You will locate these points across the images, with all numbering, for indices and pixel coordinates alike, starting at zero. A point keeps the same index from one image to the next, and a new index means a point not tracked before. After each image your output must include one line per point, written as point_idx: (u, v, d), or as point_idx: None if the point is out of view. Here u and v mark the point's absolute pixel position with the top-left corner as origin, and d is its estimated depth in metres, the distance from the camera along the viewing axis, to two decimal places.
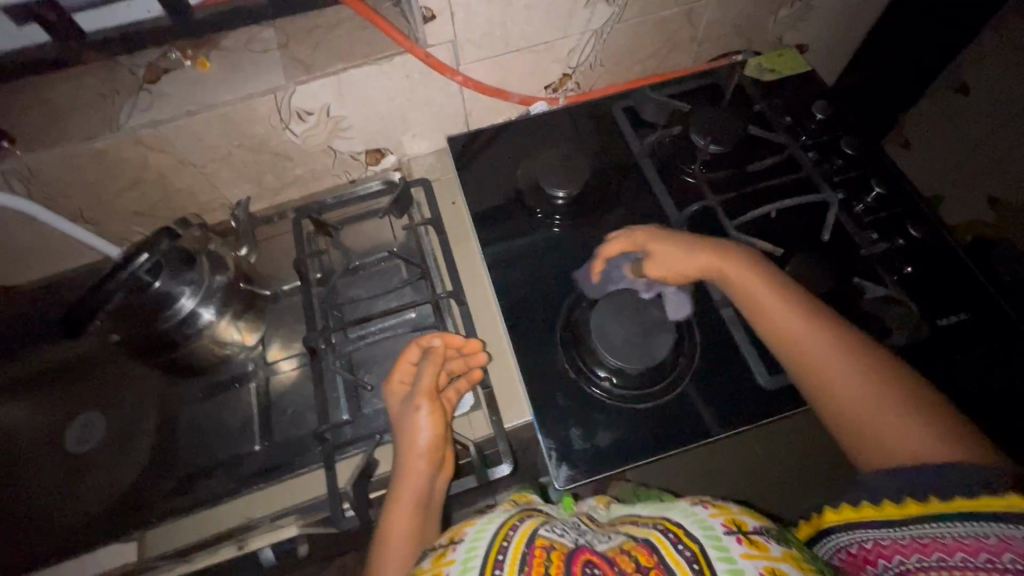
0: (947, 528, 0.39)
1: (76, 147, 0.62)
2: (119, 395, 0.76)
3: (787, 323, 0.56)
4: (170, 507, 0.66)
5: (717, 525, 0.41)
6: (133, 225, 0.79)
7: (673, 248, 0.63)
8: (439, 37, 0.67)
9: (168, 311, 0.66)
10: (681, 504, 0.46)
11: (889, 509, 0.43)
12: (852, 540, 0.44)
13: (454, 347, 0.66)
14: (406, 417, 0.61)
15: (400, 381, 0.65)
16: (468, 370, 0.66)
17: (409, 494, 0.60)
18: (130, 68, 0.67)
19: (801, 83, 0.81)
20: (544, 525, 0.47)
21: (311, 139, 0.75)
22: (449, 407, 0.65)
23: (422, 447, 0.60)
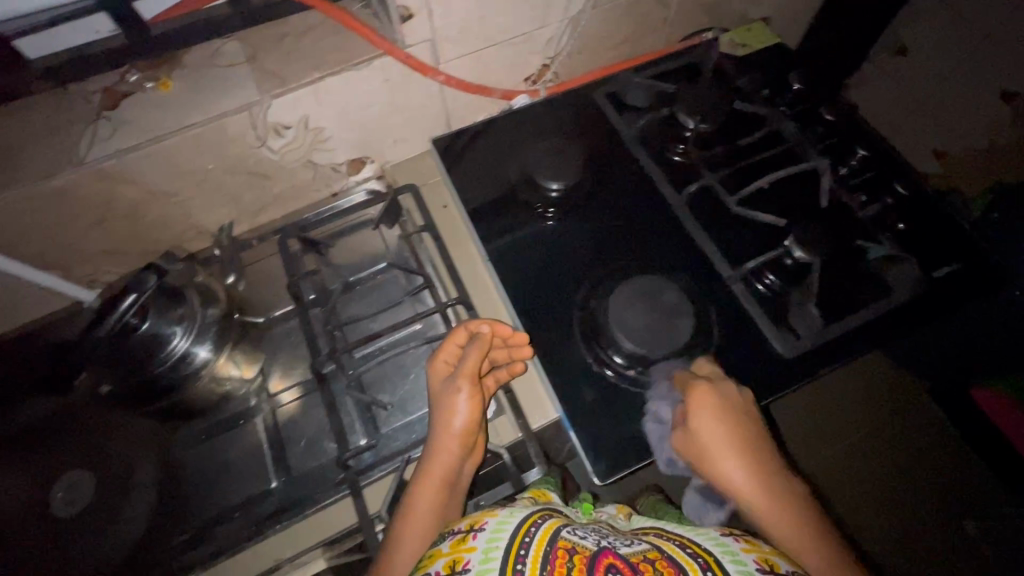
0: None
1: (36, 187, 0.57)
2: None
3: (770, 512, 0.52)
4: (187, 559, 0.62)
5: (747, 560, 0.43)
6: (102, 266, 0.73)
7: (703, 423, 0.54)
8: (416, 36, 0.65)
9: (160, 355, 0.62)
10: (713, 532, 0.48)
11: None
12: None
13: (501, 337, 0.63)
14: (445, 398, 0.59)
15: (445, 361, 0.62)
16: (510, 361, 0.65)
17: (436, 472, 0.58)
18: (83, 95, 0.60)
19: (773, 55, 0.83)
20: (566, 525, 0.47)
21: (290, 155, 0.71)
22: (486, 393, 0.63)
23: (457, 430, 0.58)
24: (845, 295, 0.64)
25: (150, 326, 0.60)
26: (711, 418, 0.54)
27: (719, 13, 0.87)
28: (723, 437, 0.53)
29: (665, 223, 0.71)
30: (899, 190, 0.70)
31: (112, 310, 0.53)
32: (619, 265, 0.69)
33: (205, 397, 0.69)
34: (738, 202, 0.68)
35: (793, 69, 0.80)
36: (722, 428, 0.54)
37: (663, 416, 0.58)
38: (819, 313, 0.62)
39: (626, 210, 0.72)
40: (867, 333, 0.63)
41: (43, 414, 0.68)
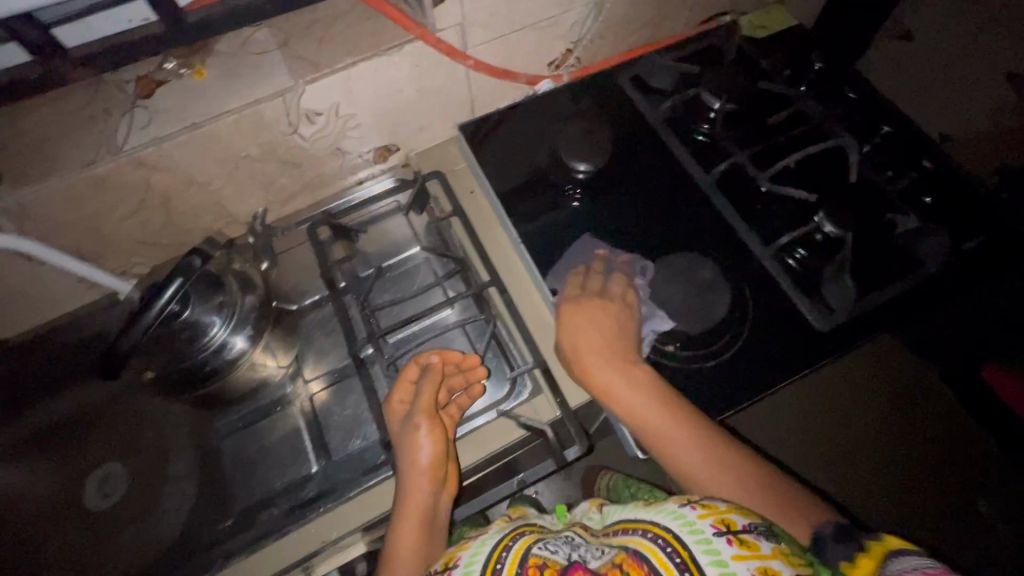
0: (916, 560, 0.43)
1: (76, 176, 0.58)
2: (150, 439, 0.71)
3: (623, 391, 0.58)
4: (231, 546, 0.62)
5: (706, 528, 0.43)
6: (135, 257, 0.74)
7: (578, 306, 0.64)
8: (446, 21, 0.65)
9: (203, 341, 0.66)
10: (670, 505, 0.46)
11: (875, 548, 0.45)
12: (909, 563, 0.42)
13: (453, 363, 0.66)
14: (406, 437, 0.60)
15: (401, 400, 0.63)
16: (467, 386, 0.66)
17: (412, 511, 0.59)
18: (117, 83, 0.58)
19: (793, 38, 0.83)
20: (537, 542, 0.47)
21: (319, 142, 0.71)
22: (450, 423, 0.65)
23: (422, 466, 0.59)
24: (876, 267, 0.65)
25: (189, 313, 0.63)
26: (584, 312, 0.63)
27: None
28: (599, 331, 0.62)
29: (693, 203, 0.72)
30: (925, 164, 0.71)
31: (155, 300, 0.53)
32: (649, 244, 0.70)
33: (242, 384, 0.70)
34: (769, 178, 0.69)
35: (814, 50, 0.80)
36: (597, 320, 0.62)
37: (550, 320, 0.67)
38: (852, 286, 0.62)
39: (654, 191, 0.73)
40: (899, 305, 0.64)
41: (99, 397, 0.73)
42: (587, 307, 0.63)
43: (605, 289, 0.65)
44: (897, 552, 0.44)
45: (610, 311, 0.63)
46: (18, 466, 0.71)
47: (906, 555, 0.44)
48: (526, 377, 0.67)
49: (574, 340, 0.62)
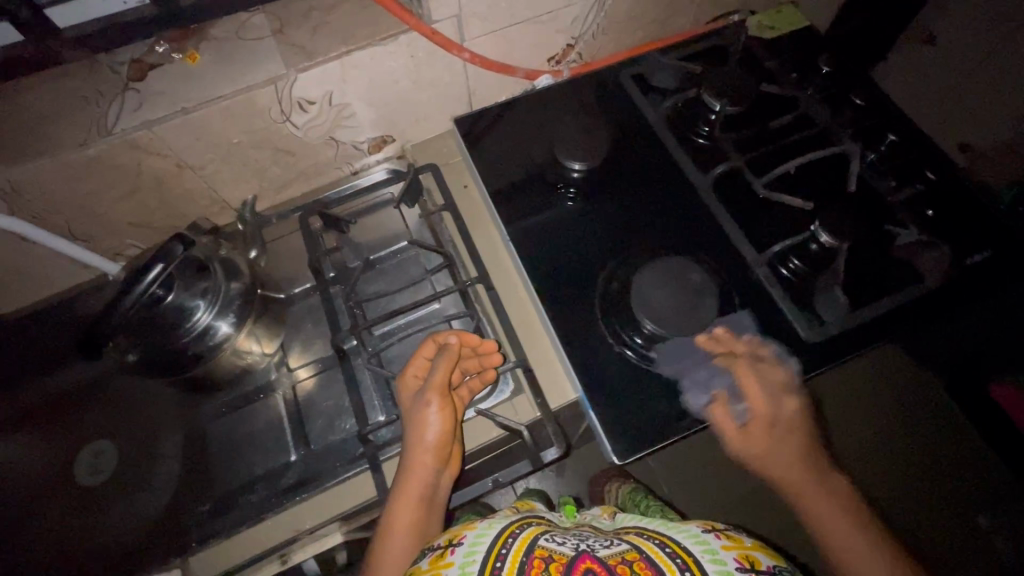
0: None
1: (66, 155, 0.57)
2: (138, 419, 0.72)
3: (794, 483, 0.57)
4: (210, 529, 0.62)
5: (729, 560, 0.42)
6: (128, 238, 0.74)
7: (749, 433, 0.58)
8: (444, 12, 0.64)
9: (186, 326, 0.63)
10: (694, 528, 0.47)
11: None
12: None
13: (470, 346, 0.64)
14: (415, 413, 0.60)
15: (414, 375, 0.64)
16: (482, 370, 0.64)
17: (412, 489, 0.59)
18: (110, 65, 0.59)
19: (804, 38, 0.81)
20: (545, 534, 0.47)
21: (313, 131, 0.71)
22: (460, 404, 0.65)
23: (428, 444, 0.59)
24: (870, 280, 0.64)
25: (174, 298, 0.61)
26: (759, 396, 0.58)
27: None
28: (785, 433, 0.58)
29: (691, 206, 0.70)
30: (930, 176, 0.68)
31: (137, 284, 0.53)
32: (641, 247, 0.68)
33: (228, 369, 0.70)
34: (765, 184, 0.68)
35: (824, 53, 0.78)
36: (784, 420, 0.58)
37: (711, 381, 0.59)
38: (845, 298, 0.62)
39: (649, 192, 0.72)
40: (894, 320, 0.62)
41: (92, 374, 0.74)
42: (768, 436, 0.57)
43: (776, 384, 0.59)
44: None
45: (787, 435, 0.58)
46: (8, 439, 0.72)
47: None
48: (509, 375, 0.67)
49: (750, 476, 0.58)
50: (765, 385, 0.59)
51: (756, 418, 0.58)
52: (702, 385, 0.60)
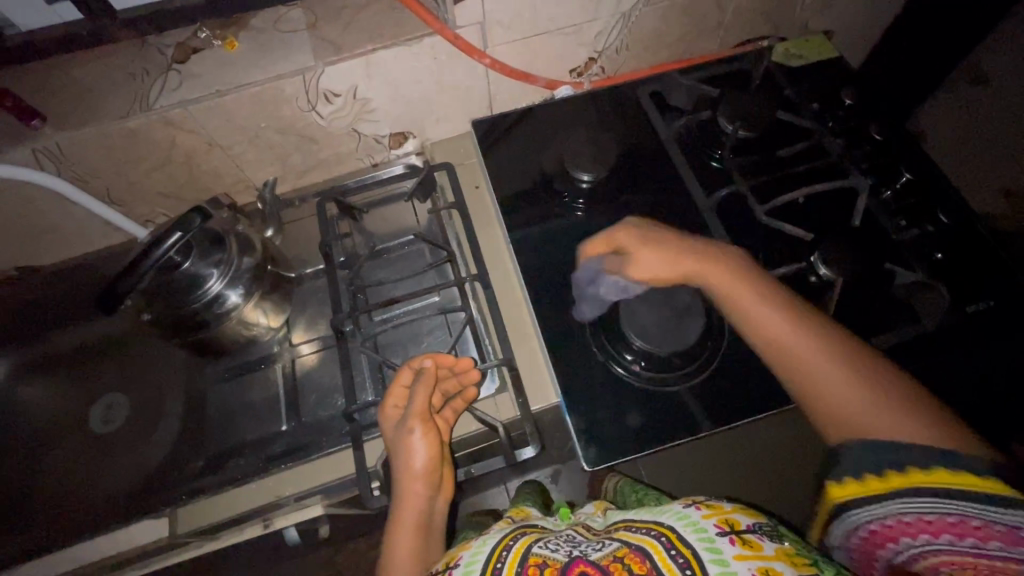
0: (934, 504, 0.40)
1: (109, 126, 0.63)
2: (158, 377, 0.79)
3: (714, 276, 0.58)
4: (200, 485, 0.66)
5: (710, 527, 0.45)
6: (159, 207, 0.80)
7: (678, 262, 0.59)
8: (467, 18, 0.66)
9: (197, 293, 0.66)
10: (676, 506, 0.49)
11: (872, 483, 0.42)
12: (888, 513, 0.41)
13: (447, 366, 0.64)
14: (401, 441, 0.60)
15: (394, 405, 0.63)
16: (462, 388, 0.65)
17: (409, 518, 0.61)
18: (158, 46, 0.65)
19: (830, 68, 0.80)
20: (538, 542, 0.49)
21: (337, 122, 0.75)
22: (446, 426, 0.65)
23: (417, 470, 0.61)
24: (868, 319, 0.63)
25: (190, 266, 0.65)
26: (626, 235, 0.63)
27: (781, 20, 0.84)
28: (679, 244, 0.61)
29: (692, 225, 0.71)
30: (942, 219, 0.66)
31: (154, 248, 0.58)
32: None
33: (235, 336, 0.74)
34: (767, 211, 0.68)
35: (849, 85, 0.77)
36: (666, 237, 0.62)
37: (591, 267, 0.65)
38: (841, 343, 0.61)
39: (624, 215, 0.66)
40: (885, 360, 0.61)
41: (123, 327, 0.82)
42: (703, 262, 0.59)
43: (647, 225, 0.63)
44: (922, 489, 0.40)
45: (726, 260, 0.59)
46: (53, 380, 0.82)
47: (915, 497, 0.40)
48: (495, 373, 0.69)
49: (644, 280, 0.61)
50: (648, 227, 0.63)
51: (634, 238, 0.62)
52: (591, 280, 0.65)
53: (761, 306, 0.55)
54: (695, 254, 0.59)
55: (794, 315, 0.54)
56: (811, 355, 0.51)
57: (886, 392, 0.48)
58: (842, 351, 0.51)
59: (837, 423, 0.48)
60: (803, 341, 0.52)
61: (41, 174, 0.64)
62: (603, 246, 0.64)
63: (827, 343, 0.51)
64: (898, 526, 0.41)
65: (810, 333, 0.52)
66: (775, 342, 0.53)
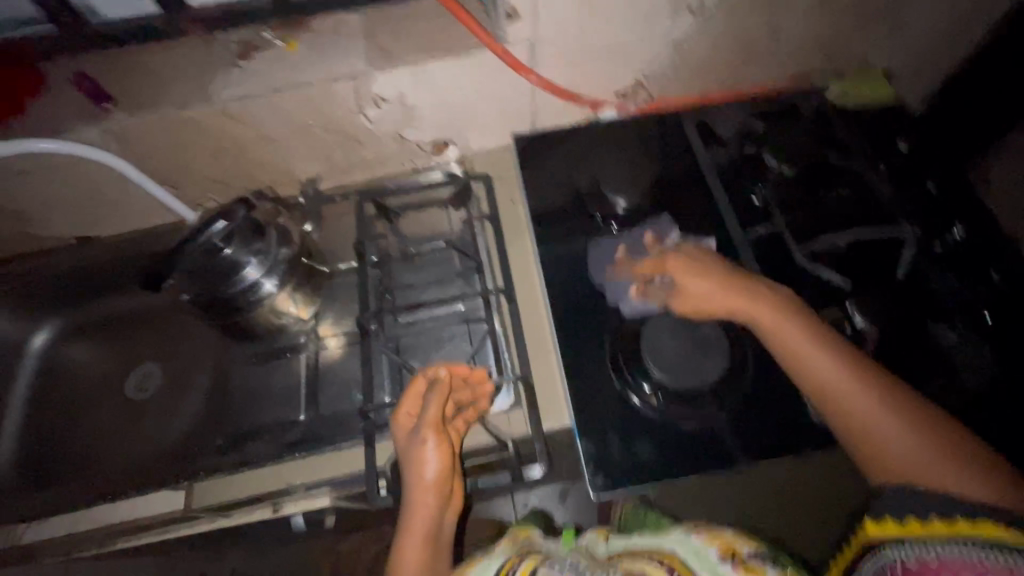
0: (959, 550, 0.43)
1: (171, 114, 0.66)
2: (195, 355, 0.83)
3: (764, 313, 0.59)
4: (218, 464, 0.69)
5: (713, 555, 0.49)
6: (208, 193, 0.83)
7: (725, 293, 0.61)
8: (518, 36, 0.67)
9: (234, 278, 0.70)
10: (679, 534, 0.53)
11: (915, 529, 0.46)
12: (910, 555, 0.45)
13: (460, 376, 0.66)
14: (413, 452, 0.62)
15: (408, 413, 0.64)
16: (474, 400, 0.66)
17: (419, 529, 0.62)
18: (224, 43, 0.70)
19: (888, 111, 0.77)
20: (542, 568, 0.51)
21: (383, 126, 0.77)
22: (457, 437, 0.65)
23: (429, 482, 0.62)
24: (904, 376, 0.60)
25: (231, 253, 0.68)
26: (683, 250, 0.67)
27: (840, 57, 0.82)
28: (719, 279, 0.62)
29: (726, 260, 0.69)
30: (994, 278, 0.64)
31: (201, 232, 0.61)
32: None
33: (263, 324, 0.78)
34: (804, 253, 0.67)
35: (906, 129, 0.75)
36: (706, 265, 0.64)
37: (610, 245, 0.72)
38: None
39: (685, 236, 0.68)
40: None
41: (167, 304, 0.87)
42: (740, 291, 0.61)
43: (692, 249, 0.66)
44: (961, 538, 0.43)
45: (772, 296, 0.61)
46: (97, 347, 0.87)
47: (956, 544, 0.43)
48: (510, 387, 0.67)
49: (687, 301, 0.63)
50: (700, 257, 0.66)
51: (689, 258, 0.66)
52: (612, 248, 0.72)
53: (815, 349, 0.56)
54: (757, 291, 0.61)
55: (848, 358, 0.55)
56: (862, 403, 0.53)
57: (920, 425, 0.52)
58: (896, 399, 0.53)
59: (886, 468, 0.51)
60: (854, 387, 0.54)
61: (77, 145, 0.64)
62: (651, 270, 0.67)
63: (882, 390, 0.54)
64: (940, 565, 0.43)
65: (862, 382, 0.54)
66: (824, 384, 0.55)
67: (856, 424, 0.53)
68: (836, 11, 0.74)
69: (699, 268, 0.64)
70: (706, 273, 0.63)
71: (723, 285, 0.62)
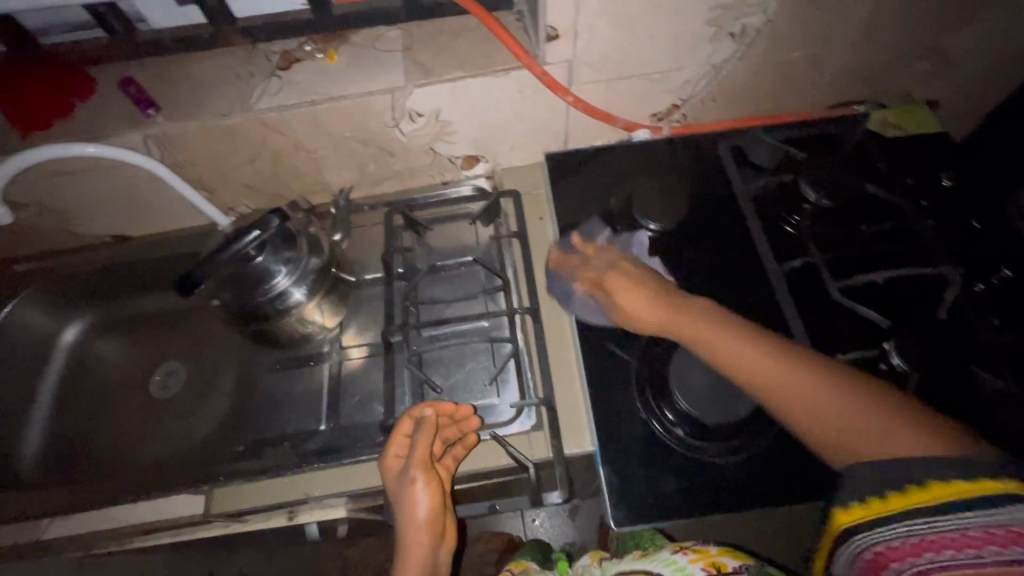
0: (933, 522, 0.41)
1: (212, 122, 0.67)
2: (221, 357, 0.84)
3: (693, 324, 0.59)
4: (238, 469, 0.69)
5: (697, 570, 0.48)
6: (242, 199, 0.84)
7: (655, 308, 0.62)
8: (557, 57, 0.67)
9: (265, 286, 0.72)
10: (664, 554, 0.53)
11: (887, 503, 0.43)
12: (884, 537, 0.42)
13: (447, 415, 0.65)
14: (403, 493, 0.61)
15: (395, 454, 0.63)
16: (463, 436, 0.65)
17: (412, 567, 0.62)
18: (267, 53, 0.71)
19: (931, 143, 0.76)
20: None
21: (415, 139, 0.77)
22: (448, 474, 0.64)
23: (422, 521, 0.62)
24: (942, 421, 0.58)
25: (262, 261, 0.70)
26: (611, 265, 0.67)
27: (882, 86, 0.80)
28: (646, 291, 0.63)
29: (759, 291, 0.68)
30: None
31: (237, 241, 0.61)
32: None
33: (290, 331, 0.79)
34: (840, 288, 0.65)
35: (949, 164, 0.73)
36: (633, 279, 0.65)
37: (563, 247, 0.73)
38: None
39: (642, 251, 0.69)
40: None
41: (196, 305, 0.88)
42: (665, 303, 0.62)
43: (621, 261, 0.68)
44: (931, 507, 0.41)
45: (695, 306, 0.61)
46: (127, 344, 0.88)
47: (932, 514, 0.41)
48: (531, 409, 0.66)
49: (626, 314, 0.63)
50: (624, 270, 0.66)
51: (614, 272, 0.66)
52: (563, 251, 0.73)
53: (746, 349, 0.56)
54: (679, 301, 0.62)
55: (779, 353, 0.55)
56: (802, 390, 0.52)
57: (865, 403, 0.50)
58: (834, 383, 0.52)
59: (851, 454, 0.49)
60: (790, 380, 0.53)
61: (130, 151, 0.65)
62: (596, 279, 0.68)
63: (817, 376, 0.52)
64: (922, 543, 0.41)
65: (796, 371, 0.53)
66: (763, 382, 0.54)
67: (799, 409, 0.52)
68: (881, 40, 0.72)
69: (625, 282, 0.64)
70: (633, 286, 0.64)
71: (648, 296, 0.63)
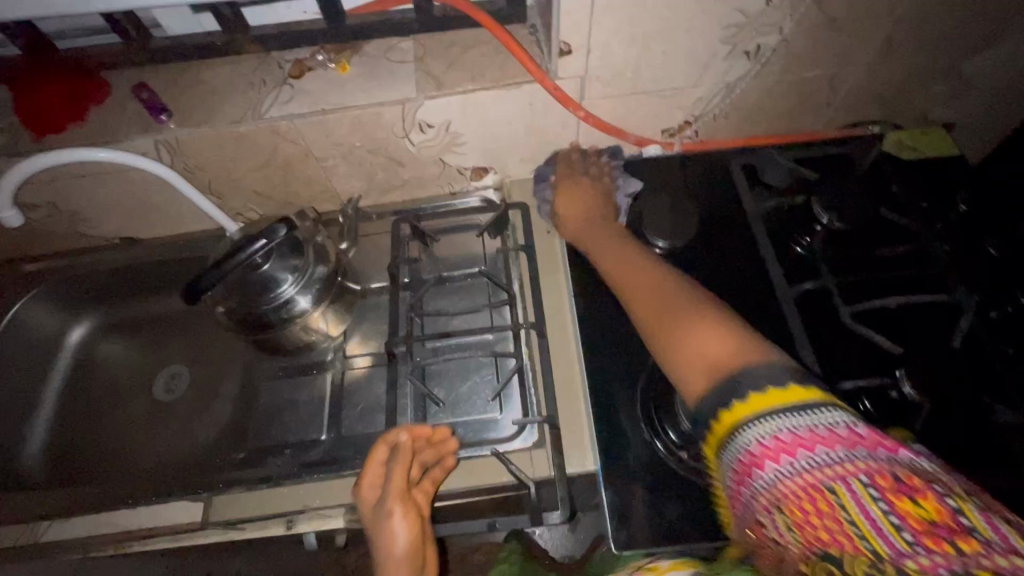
0: (789, 422, 0.36)
1: (223, 129, 0.68)
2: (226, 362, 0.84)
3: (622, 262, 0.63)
4: (238, 477, 0.68)
5: None
6: (251, 204, 0.84)
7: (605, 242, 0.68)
8: (569, 72, 0.67)
9: (270, 295, 0.72)
10: None
11: (755, 412, 0.38)
12: (762, 446, 0.37)
13: (421, 438, 0.63)
14: (382, 526, 0.58)
15: (370, 484, 0.61)
16: (439, 458, 0.63)
17: None
18: (280, 62, 0.71)
19: (945, 167, 0.75)
20: None
21: (425, 150, 0.77)
22: (427, 502, 0.62)
23: (401, 557, 0.57)
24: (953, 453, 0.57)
25: (269, 267, 0.71)
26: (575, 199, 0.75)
27: (898, 107, 0.79)
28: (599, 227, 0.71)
29: (768, 312, 0.67)
30: None
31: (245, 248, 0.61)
32: None
33: (296, 339, 0.78)
34: (852, 313, 0.64)
35: (964, 189, 0.72)
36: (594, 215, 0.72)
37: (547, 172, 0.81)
38: None
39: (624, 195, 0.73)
40: None
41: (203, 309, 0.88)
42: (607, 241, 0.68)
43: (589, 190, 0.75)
44: (783, 407, 0.37)
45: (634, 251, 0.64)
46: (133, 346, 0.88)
47: (775, 415, 0.37)
48: (535, 427, 0.66)
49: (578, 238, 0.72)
50: (588, 208, 0.73)
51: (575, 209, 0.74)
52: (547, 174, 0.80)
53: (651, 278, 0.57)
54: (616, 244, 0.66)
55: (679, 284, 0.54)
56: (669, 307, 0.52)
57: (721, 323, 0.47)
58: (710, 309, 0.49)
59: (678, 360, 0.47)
60: (670, 301, 0.52)
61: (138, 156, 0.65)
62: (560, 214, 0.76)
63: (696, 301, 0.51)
64: (771, 448, 0.36)
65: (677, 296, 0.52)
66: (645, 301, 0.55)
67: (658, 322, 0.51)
68: (898, 62, 0.72)
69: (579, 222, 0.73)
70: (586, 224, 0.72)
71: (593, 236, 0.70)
